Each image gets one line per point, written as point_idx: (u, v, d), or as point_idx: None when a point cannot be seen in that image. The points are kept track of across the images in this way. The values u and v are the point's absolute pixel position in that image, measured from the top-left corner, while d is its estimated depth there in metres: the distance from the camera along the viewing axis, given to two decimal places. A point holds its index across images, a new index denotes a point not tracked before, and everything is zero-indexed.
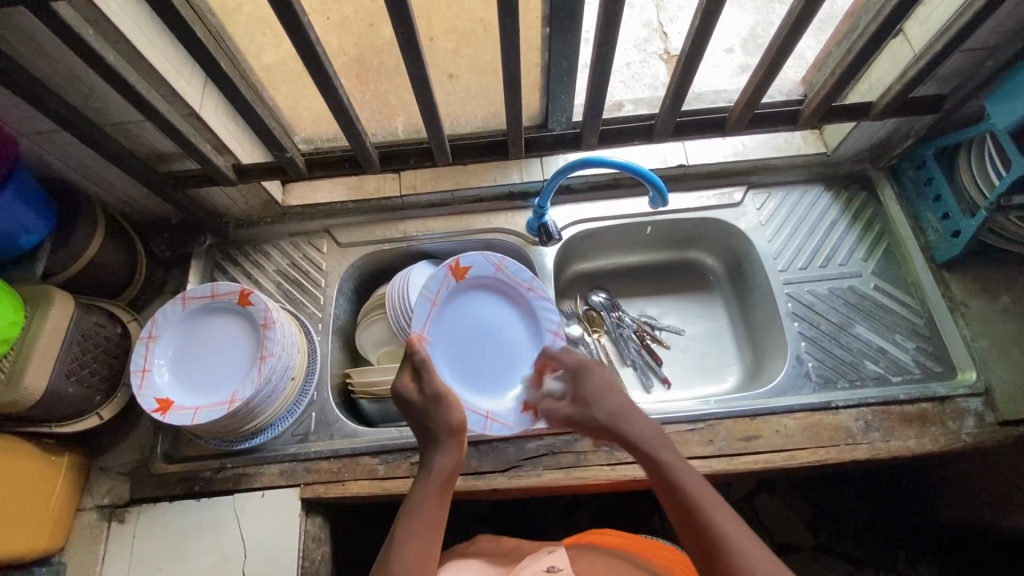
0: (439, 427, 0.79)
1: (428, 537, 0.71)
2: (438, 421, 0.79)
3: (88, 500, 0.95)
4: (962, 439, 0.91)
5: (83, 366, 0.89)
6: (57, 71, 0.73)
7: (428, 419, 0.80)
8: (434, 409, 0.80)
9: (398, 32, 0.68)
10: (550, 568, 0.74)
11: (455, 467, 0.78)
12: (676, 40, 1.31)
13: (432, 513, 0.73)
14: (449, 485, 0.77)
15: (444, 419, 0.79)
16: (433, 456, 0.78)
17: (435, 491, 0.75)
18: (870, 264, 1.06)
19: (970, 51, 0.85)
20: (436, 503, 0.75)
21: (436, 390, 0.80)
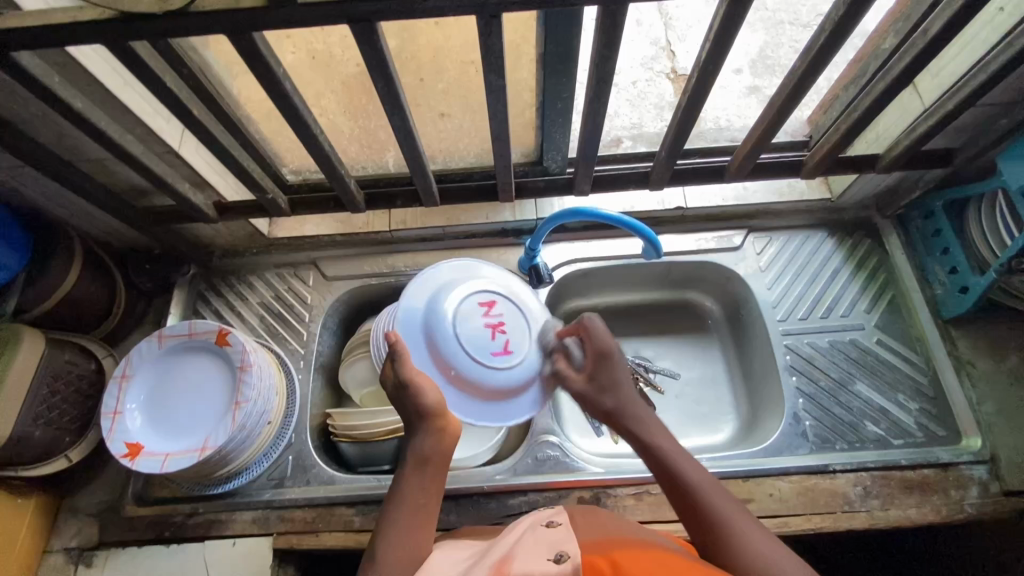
0: (413, 411, 0.72)
1: (416, 527, 0.65)
2: (414, 408, 0.72)
3: (56, 542, 0.92)
4: (964, 510, 0.87)
5: (51, 408, 0.87)
6: (29, 111, 0.70)
7: (402, 405, 0.73)
8: (406, 394, 0.73)
9: (379, 86, 0.64)
10: (548, 525, 0.63)
11: (432, 447, 0.70)
12: (685, 59, 1.27)
13: (415, 499, 0.67)
14: (432, 467, 0.70)
15: (417, 403, 0.72)
16: (417, 440, 0.71)
17: (421, 480, 0.69)
18: (873, 316, 1.02)
19: (985, 106, 0.80)
20: (420, 492, 0.68)
21: (403, 379, 0.73)
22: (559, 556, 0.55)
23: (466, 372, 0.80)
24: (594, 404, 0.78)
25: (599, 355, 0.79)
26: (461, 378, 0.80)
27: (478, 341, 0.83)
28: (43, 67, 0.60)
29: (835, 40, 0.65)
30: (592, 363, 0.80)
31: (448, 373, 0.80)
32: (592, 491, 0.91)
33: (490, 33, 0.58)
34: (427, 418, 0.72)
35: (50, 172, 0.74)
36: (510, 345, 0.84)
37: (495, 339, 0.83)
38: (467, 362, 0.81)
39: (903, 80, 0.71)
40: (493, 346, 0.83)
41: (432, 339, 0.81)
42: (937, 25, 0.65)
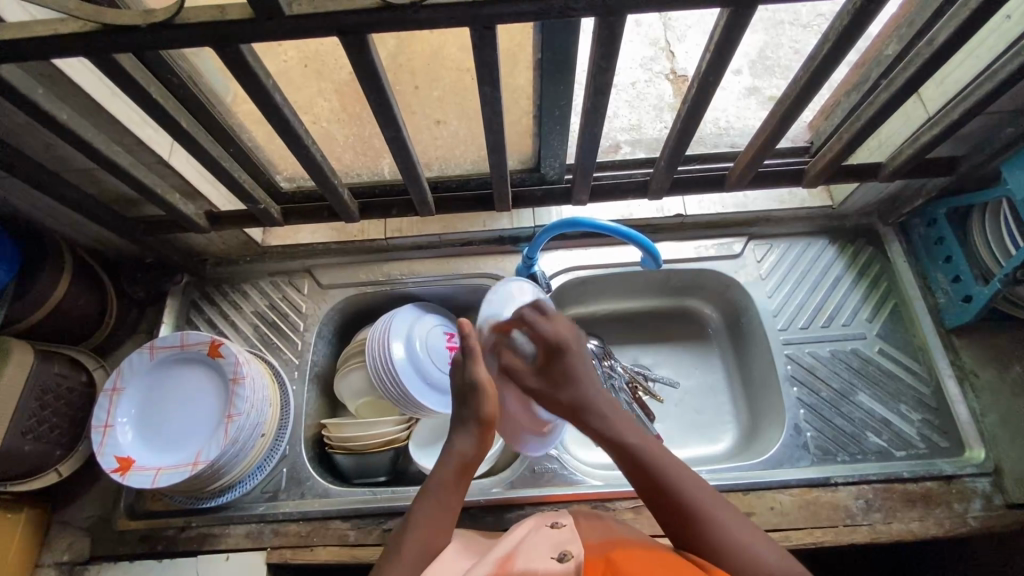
0: (472, 413, 0.72)
1: (441, 526, 0.66)
2: (474, 410, 0.72)
3: (47, 556, 0.91)
4: (967, 523, 0.86)
5: (41, 422, 0.85)
6: (14, 122, 0.68)
7: (462, 403, 0.73)
8: (472, 395, 0.72)
9: (372, 98, 0.63)
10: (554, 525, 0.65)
11: (476, 454, 0.71)
12: (684, 59, 1.25)
13: (449, 499, 0.68)
14: (470, 472, 0.70)
15: (477, 408, 0.72)
16: (462, 440, 0.71)
17: (456, 481, 0.69)
18: (875, 325, 1.01)
19: (991, 114, 0.79)
20: (453, 492, 0.68)
21: (475, 379, 0.72)
22: (563, 554, 0.57)
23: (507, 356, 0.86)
24: (550, 399, 0.77)
25: (553, 347, 0.78)
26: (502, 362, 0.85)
27: None
28: (26, 78, 0.59)
29: (839, 49, 0.64)
30: (544, 355, 0.79)
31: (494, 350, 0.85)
32: (590, 505, 0.89)
33: (484, 44, 0.57)
34: (481, 424, 0.72)
35: (37, 184, 0.73)
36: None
37: None
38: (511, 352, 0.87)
39: (908, 89, 0.70)
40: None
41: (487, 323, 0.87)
42: (943, 35, 0.63)
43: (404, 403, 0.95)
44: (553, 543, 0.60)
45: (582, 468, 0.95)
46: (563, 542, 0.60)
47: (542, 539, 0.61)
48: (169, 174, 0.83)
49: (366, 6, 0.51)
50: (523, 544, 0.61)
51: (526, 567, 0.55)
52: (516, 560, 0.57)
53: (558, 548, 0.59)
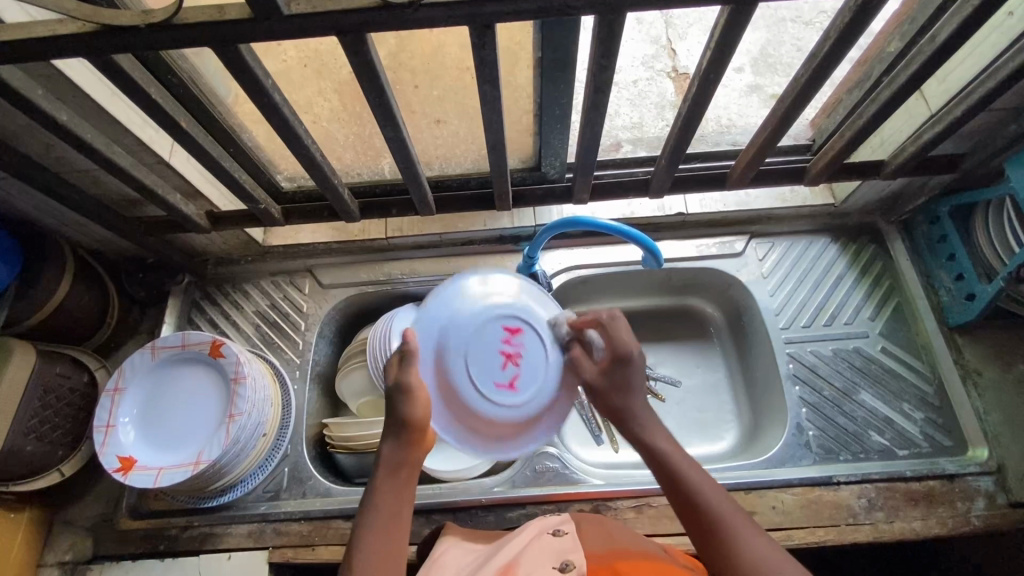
0: (398, 417, 0.65)
1: (392, 539, 0.60)
2: (398, 412, 0.65)
3: (50, 556, 0.91)
4: (970, 522, 0.85)
5: (43, 422, 0.86)
6: (14, 124, 0.68)
7: (390, 409, 0.66)
8: (398, 399, 0.65)
9: (371, 98, 0.63)
10: (556, 532, 0.65)
11: (409, 458, 0.65)
12: (686, 57, 1.25)
13: (385, 510, 0.62)
14: (405, 477, 0.65)
15: (405, 413, 0.65)
16: (395, 447, 0.65)
17: (394, 488, 0.63)
18: (878, 323, 1.00)
19: (994, 111, 0.78)
20: (393, 498, 0.63)
21: (405, 381, 0.66)
22: (565, 564, 0.56)
23: (465, 397, 0.70)
24: (601, 401, 0.70)
25: (617, 356, 0.68)
26: (460, 404, 0.70)
27: (496, 365, 0.72)
28: (25, 79, 0.59)
29: (841, 47, 0.63)
30: (607, 362, 0.69)
31: (447, 391, 0.70)
32: (592, 504, 0.89)
33: (483, 44, 0.57)
34: (409, 426, 0.65)
35: (38, 185, 0.73)
36: (520, 381, 0.72)
37: (509, 365, 0.72)
38: (471, 388, 0.70)
39: (910, 87, 0.70)
40: (501, 377, 0.71)
41: (441, 349, 0.71)
42: (945, 32, 0.63)
43: None
44: (555, 552, 0.60)
45: (583, 467, 0.95)
46: (565, 551, 0.59)
47: (541, 546, 0.61)
48: (170, 175, 0.83)
49: (364, 6, 0.51)
50: (525, 552, 0.60)
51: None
52: (518, 568, 0.57)
53: (560, 558, 0.58)
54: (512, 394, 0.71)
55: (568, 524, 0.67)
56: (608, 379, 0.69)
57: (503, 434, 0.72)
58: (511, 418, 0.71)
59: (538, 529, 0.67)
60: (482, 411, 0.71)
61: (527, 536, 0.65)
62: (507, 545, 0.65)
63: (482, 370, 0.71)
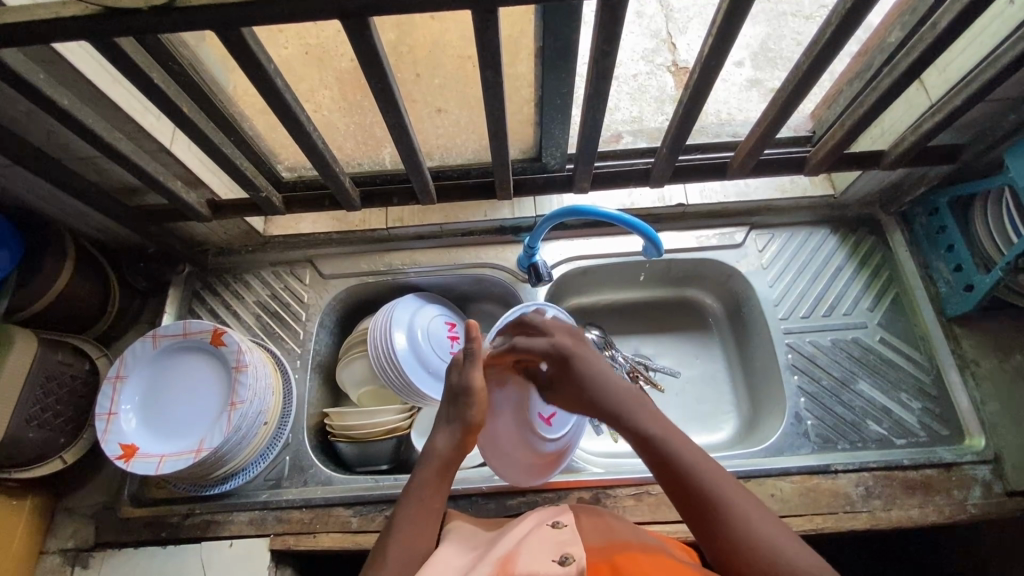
0: (457, 413, 0.74)
1: (428, 530, 0.66)
2: (461, 413, 0.74)
3: (52, 543, 0.92)
4: (967, 510, 0.86)
5: (45, 410, 0.86)
6: (16, 109, 0.68)
7: (450, 406, 0.75)
8: (465, 400, 0.74)
9: (373, 82, 0.63)
10: (553, 524, 0.64)
11: (456, 454, 0.72)
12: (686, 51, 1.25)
13: (428, 500, 0.68)
14: (447, 471, 0.71)
15: (466, 413, 0.74)
16: (444, 442, 0.73)
17: (435, 483, 0.69)
18: (876, 314, 1.01)
19: (994, 101, 0.79)
20: (435, 492, 0.69)
21: (469, 382, 0.75)
22: (565, 557, 0.56)
23: (513, 427, 0.87)
24: (571, 399, 0.79)
25: (561, 356, 0.79)
26: (505, 431, 0.87)
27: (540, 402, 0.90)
28: (26, 63, 0.59)
29: (842, 34, 0.63)
30: (555, 369, 0.80)
31: (500, 417, 0.87)
32: (591, 492, 0.90)
33: (486, 28, 0.57)
34: (467, 428, 0.74)
35: (39, 171, 0.73)
36: (555, 419, 0.90)
37: (551, 404, 0.91)
38: (520, 421, 0.87)
39: (911, 74, 0.70)
40: (543, 411, 0.89)
41: (498, 381, 0.88)
42: (946, 19, 0.63)
43: (406, 393, 0.95)
44: (555, 543, 0.59)
45: (583, 458, 0.98)
46: (564, 543, 0.59)
47: (540, 538, 0.61)
48: (171, 163, 0.83)
49: None
50: (524, 544, 0.60)
51: (529, 570, 0.54)
52: (517, 559, 0.56)
53: (560, 551, 0.58)
54: (546, 426, 0.89)
55: (566, 515, 0.66)
56: (564, 382, 0.79)
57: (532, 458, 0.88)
58: (542, 449, 0.89)
59: (535, 521, 0.66)
60: (521, 436, 0.88)
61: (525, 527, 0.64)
62: (506, 535, 0.65)
63: (532, 401, 0.89)
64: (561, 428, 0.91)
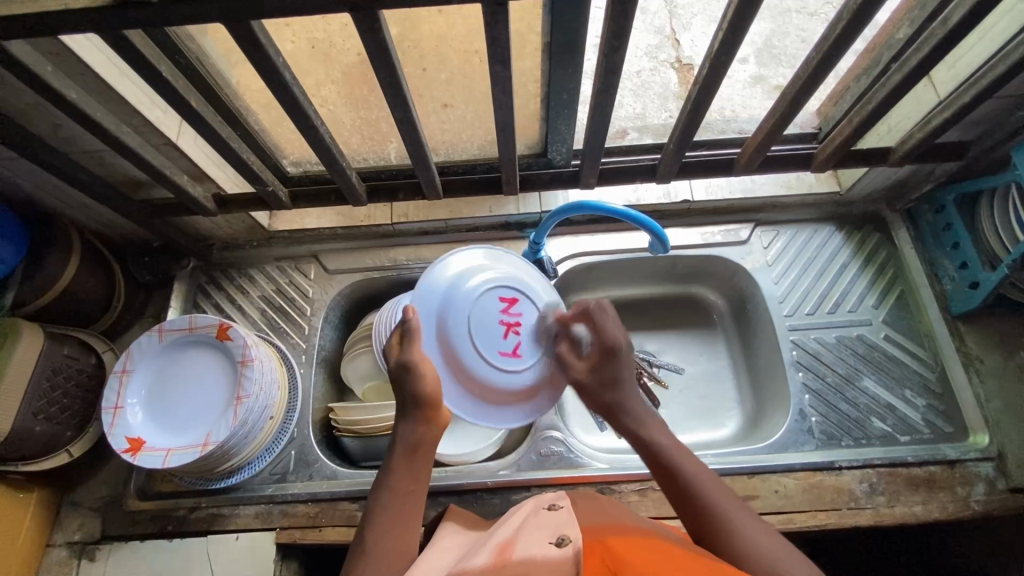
0: (407, 396, 0.71)
1: (403, 518, 0.64)
2: (408, 393, 0.71)
3: (58, 536, 0.92)
4: (970, 507, 0.86)
5: (52, 403, 0.86)
6: (23, 102, 0.68)
7: (399, 392, 0.72)
8: (408, 379, 0.71)
9: (382, 76, 0.63)
10: (550, 508, 0.64)
11: (417, 434, 0.70)
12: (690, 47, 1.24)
13: (400, 488, 0.67)
14: (417, 456, 0.69)
15: (413, 391, 0.71)
16: (406, 428, 0.70)
17: (404, 472, 0.68)
18: (881, 311, 1.01)
19: (1003, 98, 0.78)
20: (402, 476, 0.67)
21: (407, 360, 0.71)
22: (561, 539, 0.55)
23: (477, 373, 0.77)
24: (595, 398, 0.75)
25: (606, 349, 0.75)
26: (470, 380, 0.77)
27: (493, 337, 0.79)
28: (35, 56, 0.59)
29: (852, 30, 0.63)
30: (600, 357, 0.75)
31: (456, 368, 0.77)
32: (596, 487, 0.90)
33: (496, 22, 0.57)
34: (419, 403, 0.71)
35: (46, 165, 0.73)
36: (521, 349, 0.80)
37: (509, 336, 0.80)
38: (478, 360, 0.77)
39: (920, 70, 0.70)
40: (504, 346, 0.79)
41: (443, 332, 0.77)
42: (957, 14, 0.63)
43: None
44: (551, 527, 0.59)
45: (589, 452, 0.95)
46: (560, 525, 0.58)
47: (536, 523, 0.60)
48: (178, 158, 0.83)
49: None
50: (521, 531, 0.59)
51: (522, 554, 0.54)
52: (514, 548, 0.56)
53: (556, 533, 0.57)
54: (513, 359, 0.79)
55: (563, 499, 0.66)
56: (595, 380, 0.75)
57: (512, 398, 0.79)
58: (517, 383, 0.79)
59: (532, 508, 0.65)
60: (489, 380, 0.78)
61: (523, 515, 0.64)
62: (506, 523, 0.64)
63: (486, 337, 0.78)
64: (531, 358, 0.80)
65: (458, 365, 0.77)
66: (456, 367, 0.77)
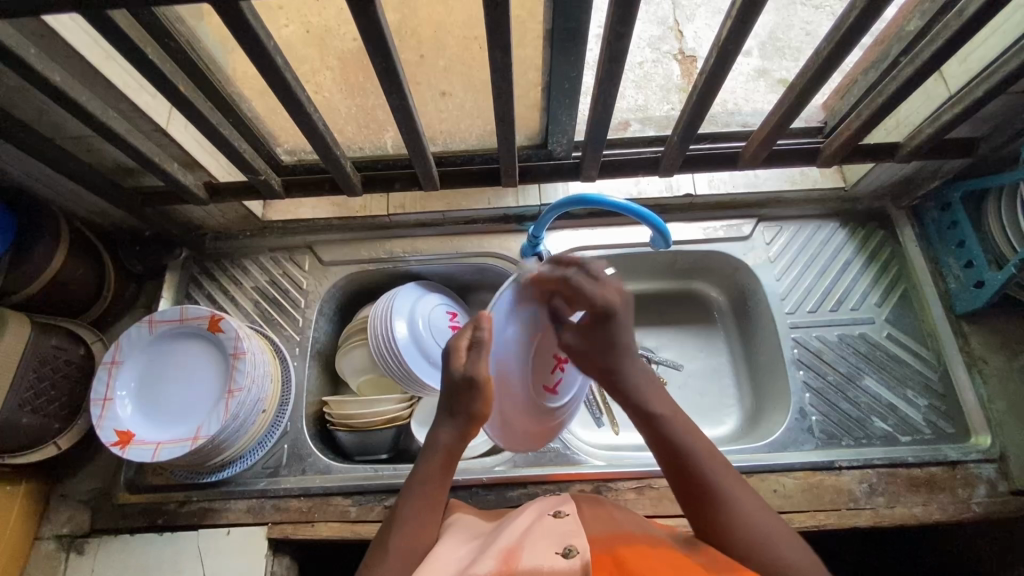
0: (463, 409, 0.68)
1: (428, 523, 0.66)
2: (466, 406, 0.68)
3: (47, 529, 0.90)
4: (971, 509, 0.85)
5: (39, 395, 0.85)
6: (5, 85, 0.65)
7: (450, 400, 0.69)
8: (469, 392, 0.67)
9: (376, 62, 0.61)
10: (556, 513, 0.63)
11: (460, 444, 0.70)
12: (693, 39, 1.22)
13: (432, 493, 0.67)
14: (451, 463, 0.69)
15: (470, 405, 0.68)
16: (446, 433, 0.70)
17: (440, 477, 0.68)
18: (884, 310, 0.99)
19: (1016, 94, 0.76)
20: (437, 483, 0.68)
21: (474, 376, 0.67)
22: (568, 549, 0.54)
23: (522, 402, 0.76)
24: (588, 362, 0.73)
25: (598, 315, 0.71)
26: (514, 408, 0.75)
27: (545, 368, 0.79)
28: (17, 37, 0.56)
29: (865, 21, 0.61)
30: (589, 321, 0.72)
31: (506, 395, 0.74)
32: (592, 484, 0.89)
33: (496, 6, 0.54)
34: (471, 420, 0.69)
35: (31, 150, 0.71)
36: (559, 385, 0.82)
37: (557, 371, 0.81)
38: (527, 390, 0.76)
39: (932, 65, 0.68)
40: (549, 381, 0.80)
41: (506, 359, 0.73)
42: (974, 5, 0.61)
43: (405, 381, 0.93)
44: (557, 535, 0.58)
45: (585, 448, 0.94)
46: (567, 534, 0.58)
47: (542, 529, 0.60)
48: (168, 145, 0.81)
49: None
50: (527, 538, 0.59)
51: (529, 564, 0.53)
52: (520, 554, 0.55)
53: (563, 542, 0.56)
54: (552, 395, 0.81)
55: (568, 504, 0.65)
56: (585, 343, 0.73)
57: (541, 428, 0.81)
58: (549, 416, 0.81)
59: (536, 512, 0.65)
60: (529, 408, 0.78)
61: (527, 520, 0.63)
62: (508, 527, 0.63)
63: (541, 366, 0.78)
64: (564, 396, 0.83)
65: (506, 392, 0.74)
66: (506, 394, 0.74)
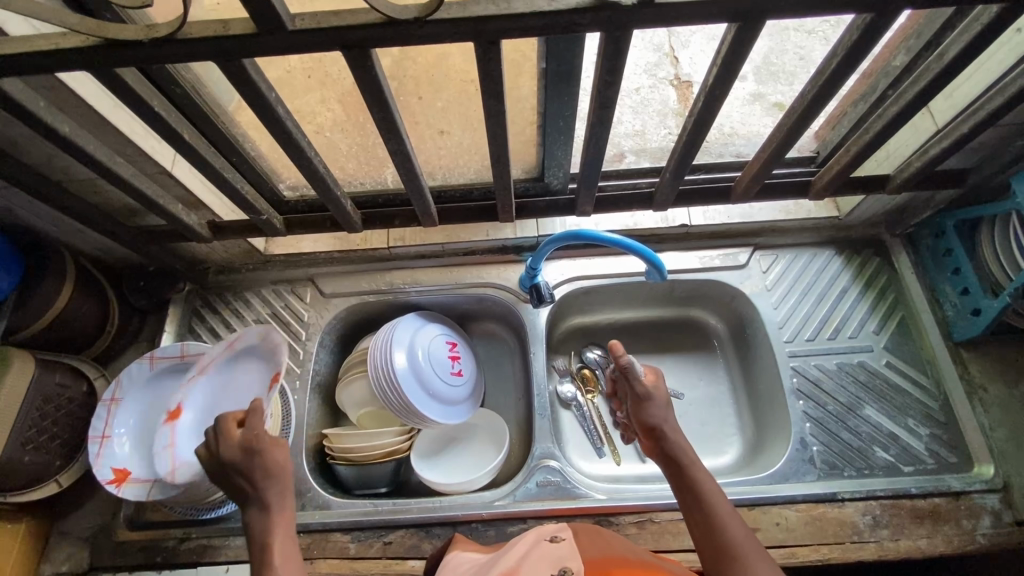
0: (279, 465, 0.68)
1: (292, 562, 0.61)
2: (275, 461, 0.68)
3: (45, 567, 0.90)
4: (976, 541, 0.84)
5: (41, 432, 0.85)
6: (16, 133, 0.68)
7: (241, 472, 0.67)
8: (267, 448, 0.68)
9: (374, 112, 0.63)
10: (552, 539, 0.63)
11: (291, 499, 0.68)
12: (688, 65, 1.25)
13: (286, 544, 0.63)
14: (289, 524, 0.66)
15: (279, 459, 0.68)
16: (260, 519, 0.65)
17: (283, 528, 0.65)
18: (882, 338, 1.00)
19: (1001, 129, 0.78)
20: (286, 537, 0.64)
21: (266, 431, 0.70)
22: (563, 570, 0.54)
23: (440, 394, 0.98)
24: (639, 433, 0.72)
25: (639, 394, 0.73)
26: (433, 391, 0.97)
27: (442, 364, 1.00)
28: (28, 91, 0.59)
29: (848, 65, 0.63)
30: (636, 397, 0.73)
31: (429, 397, 0.96)
32: (593, 519, 0.89)
33: (489, 59, 0.56)
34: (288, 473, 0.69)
35: (38, 195, 0.73)
36: (462, 369, 1.04)
37: (453, 361, 1.03)
38: (441, 384, 0.99)
39: (916, 104, 0.69)
40: (450, 368, 1.02)
41: (416, 373, 0.96)
42: (954, 49, 0.63)
43: (405, 413, 0.94)
44: (553, 559, 0.58)
45: (584, 480, 0.93)
46: (563, 557, 0.57)
47: (537, 553, 0.60)
48: (172, 185, 0.83)
49: (369, 22, 0.51)
50: (523, 562, 0.58)
51: None
52: None
53: (559, 565, 0.56)
54: (462, 378, 1.03)
55: (565, 530, 0.65)
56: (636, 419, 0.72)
57: (450, 411, 1.00)
58: (466, 390, 1.04)
59: (532, 539, 0.65)
60: (449, 396, 1.00)
61: (524, 546, 0.63)
62: (508, 552, 0.63)
63: (440, 364, 1.00)
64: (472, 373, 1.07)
65: (431, 395, 0.97)
66: (432, 395, 0.97)
